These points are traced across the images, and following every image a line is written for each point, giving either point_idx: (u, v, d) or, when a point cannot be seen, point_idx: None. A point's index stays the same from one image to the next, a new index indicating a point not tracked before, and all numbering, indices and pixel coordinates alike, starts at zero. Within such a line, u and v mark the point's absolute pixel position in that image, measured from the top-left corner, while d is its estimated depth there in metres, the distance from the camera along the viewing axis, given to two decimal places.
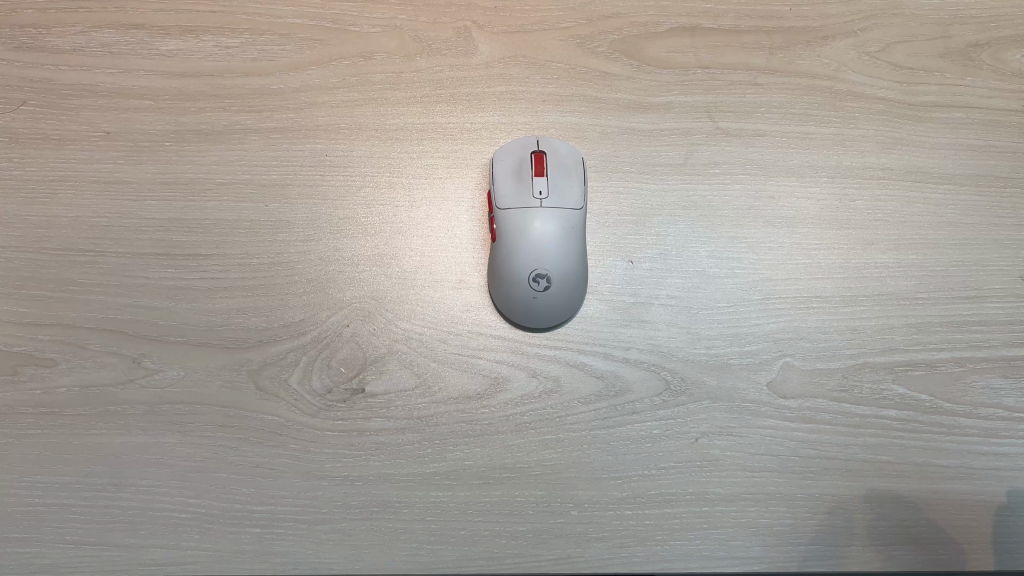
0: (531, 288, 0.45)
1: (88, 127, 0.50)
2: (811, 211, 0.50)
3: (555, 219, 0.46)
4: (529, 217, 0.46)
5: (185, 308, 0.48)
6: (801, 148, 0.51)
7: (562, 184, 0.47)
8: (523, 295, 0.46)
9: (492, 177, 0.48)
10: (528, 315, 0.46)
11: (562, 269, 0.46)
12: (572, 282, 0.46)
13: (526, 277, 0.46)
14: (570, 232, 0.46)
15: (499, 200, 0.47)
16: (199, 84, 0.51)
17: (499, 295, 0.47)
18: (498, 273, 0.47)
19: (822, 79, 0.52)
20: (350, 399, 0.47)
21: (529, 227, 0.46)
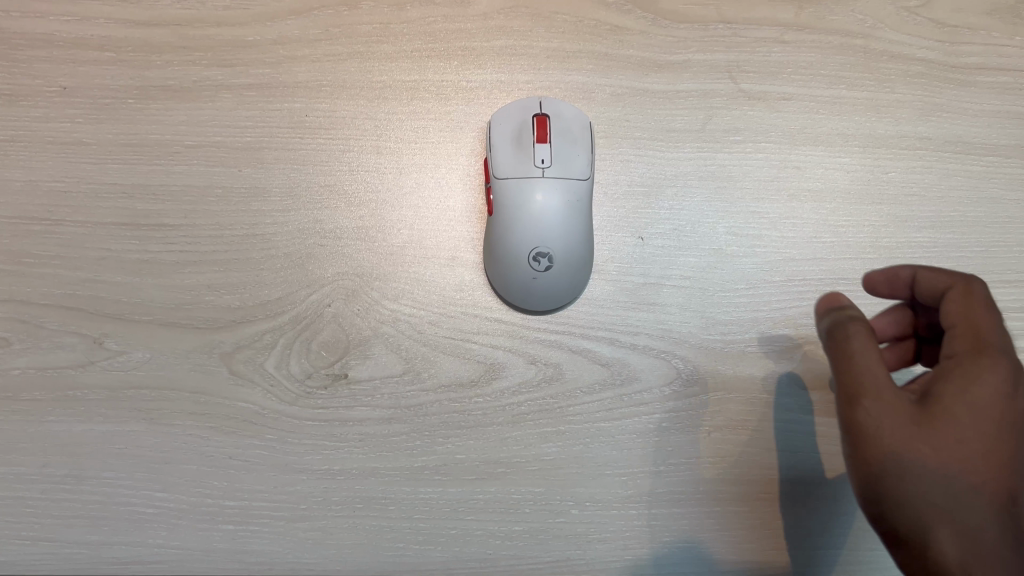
0: (531, 267, 0.41)
1: (42, 82, 0.45)
2: (840, 183, 0.46)
3: (558, 191, 0.42)
4: (530, 188, 0.41)
5: (151, 284, 0.44)
6: (830, 114, 0.47)
7: (566, 152, 0.42)
8: (521, 275, 0.41)
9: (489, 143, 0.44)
10: (527, 297, 0.42)
11: (566, 246, 0.41)
12: (577, 261, 0.42)
13: (525, 255, 0.41)
14: (574, 206, 0.42)
15: (496, 169, 0.42)
16: (165, 34, 0.46)
17: (495, 275, 0.43)
18: (494, 250, 0.42)
19: (855, 37, 0.47)
20: (332, 386, 0.43)
21: (529, 200, 0.41)
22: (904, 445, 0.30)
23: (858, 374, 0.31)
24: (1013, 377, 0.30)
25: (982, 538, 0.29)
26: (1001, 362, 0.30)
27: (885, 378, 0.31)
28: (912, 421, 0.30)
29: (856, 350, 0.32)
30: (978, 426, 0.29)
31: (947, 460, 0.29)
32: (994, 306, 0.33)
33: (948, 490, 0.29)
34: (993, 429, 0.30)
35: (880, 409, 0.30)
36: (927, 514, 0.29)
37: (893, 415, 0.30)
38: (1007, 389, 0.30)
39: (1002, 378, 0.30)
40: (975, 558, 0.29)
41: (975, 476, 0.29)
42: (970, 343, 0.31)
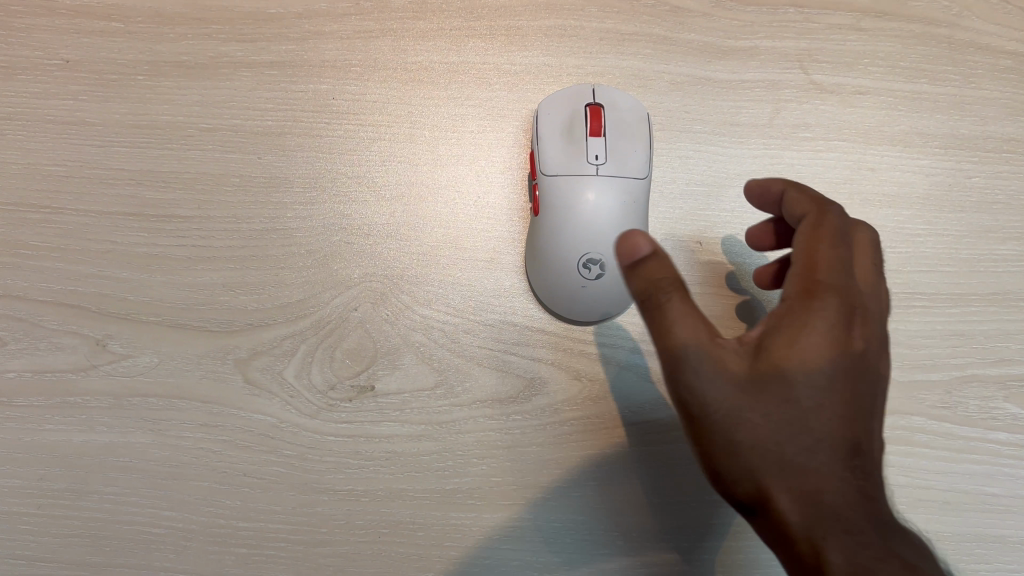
0: (580, 275, 0.37)
1: (44, 54, 0.41)
2: (918, 188, 0.42)
3: (613, 191, 0.37)
4: (582, 186, 0.37)
5: (161, 282, 0.40)
6: (909, 111, 0.42)
7: (622, 147, 0.38)
8: (570, 284, 0.37)
9: (535, 136, 0.40)
10: (576, 309, 0.38)
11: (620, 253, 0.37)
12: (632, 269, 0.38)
13: (574, 261, 0.37)
14: (630, 209, 0.38)
15: (544, 164, 0.38)
16: (180, 5, 0.42)
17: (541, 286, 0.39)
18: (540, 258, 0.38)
19: (937, 26, 0.43)
20: (357, 398, 0.39)
21: (581, 199, 0.37)
22: (730, 405, 0.26)
23: (674, 335, 0.26)
24: (847, 318, 0.27)
25: (826, 503, 0.25)
26: (833, 302, 0.27)
27: (703, 336, 0.26)
28: (738, 381, 0.26)
29: (669, 308, 0.27)
30: (808, 378, 0.26)
31: (778, 421, 0.25)
32: (835, 240, 0.29)
33: (783, 451, 0.25)
34: (829, 378, 0.26)
35: (702, 370, 0.26)
36: (764, 477, 0.25)
37: (720, 376, 0.26)
38: (841, 334, 0.26)
39: (834, 321, 0.26)
40: (819, 519, 0.25)
41: (809, 430, 0.25)
42: (802, 285, 0.27)
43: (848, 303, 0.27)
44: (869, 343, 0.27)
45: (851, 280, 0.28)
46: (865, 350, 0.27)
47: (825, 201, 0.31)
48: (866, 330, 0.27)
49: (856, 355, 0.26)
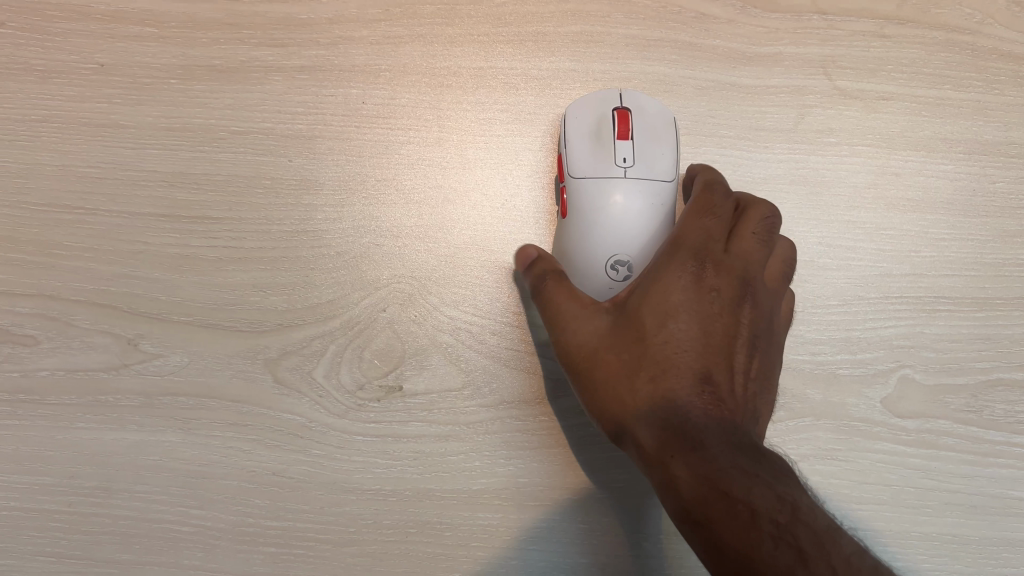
0: (608, 277, 0.36)
1: (78, 57, 0.41)
2: (943, 193, 0.42)
3: (639, 194, 0.38)
4: (610, 191, 0.37)
5: (192, 282, 0.40)
6: (934, 117, 0.43)
7: (652, 153, 0.38)
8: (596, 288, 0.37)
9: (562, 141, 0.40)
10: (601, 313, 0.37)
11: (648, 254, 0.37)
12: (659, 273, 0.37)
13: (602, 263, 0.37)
14: (655, 211, 0.38)
15: (571, 169, 0.39)
16: (210, 9, 0.42)
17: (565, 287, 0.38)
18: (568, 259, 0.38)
19: (962, 33, 0.43)
20: (385, 398, 0.39)
21: (610, 204, 0.37)
22: (590, 351, 0.31)
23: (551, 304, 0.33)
24: (697, 270, 0.32)
25: (671, 421, 0.29)
26: (682, 255, 0.32)
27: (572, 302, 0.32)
28: (595, 329, 0.31)
29: (546, 286, 0.34)
30: (656, 320, 0.31)
31: (627, 359, 0.30)
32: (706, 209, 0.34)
33: (630, 383, 0.30)
34: (674, 319, 0.31)
35: (567, 325, 0.32)
36: (619, 407, 0.30)
37: (579, 327, 0.32)
38: (688, 280, 0.31)
39: (680, 271, 0.32)
40: (665, 436, 0.29)
41: (655, 362, 0.30)
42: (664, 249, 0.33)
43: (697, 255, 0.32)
44: (721, 290, 0.32)
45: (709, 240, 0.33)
46: (716, 294, 0.31)
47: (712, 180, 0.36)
48: (719, 277, 0.32)
49: (706, 294, 0.31)
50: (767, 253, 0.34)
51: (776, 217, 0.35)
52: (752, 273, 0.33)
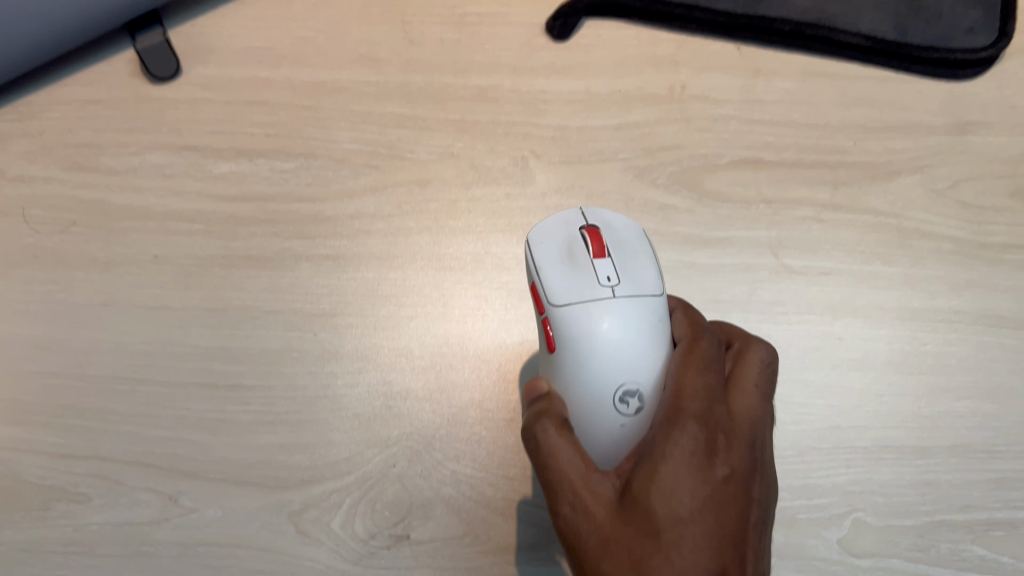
0: (618, 411, 0.36)
1: (137, 251, 0.49)
2: (880, 353, 0.48)
3: (631, 322, 0.38)
4: (603, 323, 0.37)
5: (227, 443, 0.46)
6: (868, 288, 0.50)
7: (631, 265, 0.39)
8: (604, 417, 0.36)
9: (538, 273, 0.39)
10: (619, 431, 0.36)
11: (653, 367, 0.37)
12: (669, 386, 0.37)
13: (609, 399, 0.37)
14: (650, 335, 0.38)
15: (559, 304, 0.38)
16: (250, 208, 0.50)
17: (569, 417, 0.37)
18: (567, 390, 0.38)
19: (887, 217, 0.51)
20: (394, 546, 0.44)
21: (606, 336, 0.37)
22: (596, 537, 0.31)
23: (552, 461, 0.33)
24: (703, 454, 0.32)
25: None
26: (692, 434, 0.33)
27: (572, 475, 0.33)
28: (603, 503, 0.32)
29: (545, 440, 0.34)
30: (666, 508, 0.31)
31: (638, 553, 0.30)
32: (704, 367, 0.36)
33: None
34: (683, 508, 0.31)
35: (571, 496, 0.32)
36: None
37: (585, 499, 0.32)
38: (701, 460, 0.32)
39: (688, 456, 0.32)
40: None
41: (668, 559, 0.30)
42: (665, 422, 0.34)
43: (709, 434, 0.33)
44: (723, 477, 0.32)
45: (715, 412, 0.34)
46: (721, 479, 0.32)
47: (695, 336, 0.38)
48: (729, 457, 0.33)
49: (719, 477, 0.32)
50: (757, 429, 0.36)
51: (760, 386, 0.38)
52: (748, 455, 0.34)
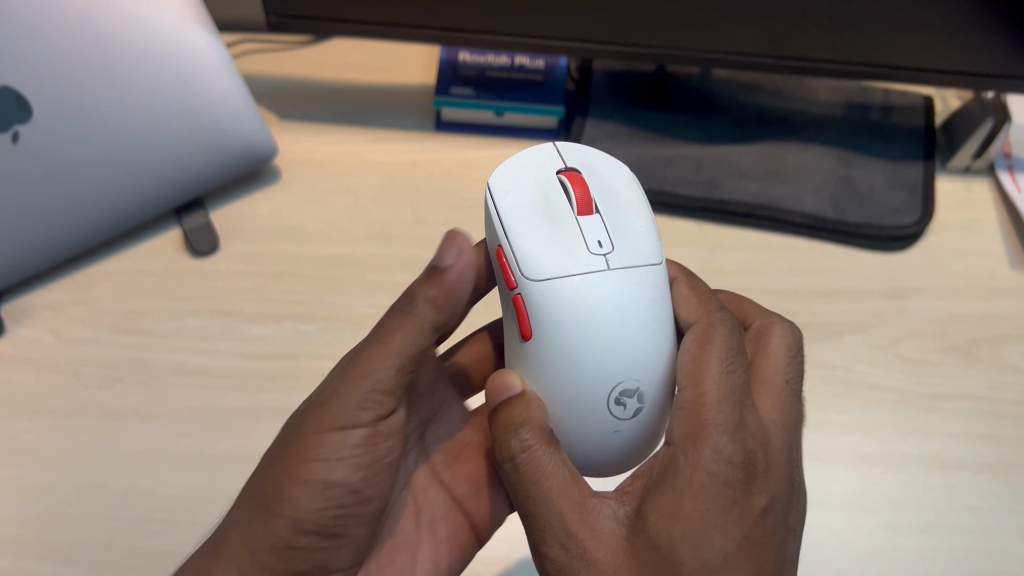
0: (610, 410, 0.40)
1: (173, 403, 0.54)
2: (840, 492, 0.52)
3: (627, 314, 0.40)
4: (597, 316, 0.40)
5: None
6: (825, 435, 0.54)
7: (617, 235, 0.42)
8: (597, 413, 0.40)
9: (523, 255, 0.40)
10: (604, 421, 0.41)
11: (644, 344, 0.40)
12: (656, 363, 0.41)
13: (604, 398, 0.40)
14: (646, 325, 0.41)
15: (552, 291, 0.40)
16: (275, 364, 0.55)
17: (553, 397, 0.40)
18: (549, 359, 0.40)
19: (838, 370, 0.57)
20: None
21: (602, 331, 0.40)
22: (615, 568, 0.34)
23: (543, 485, 0.36)
24: (735, 484, 0.35)
25: None
26: (727, 461, 0.36)
27: (561, 508, 0.35)
28: (607, 533, 0.35)
29: (528, 462, 0.36)
30: (697, 540, 0.34)
31: None
32: (724, 368, 0.39)
33: None
34: (717, 541, 0.34)
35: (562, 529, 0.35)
36: None
37: (589, 529, 0.35)
38: (728, 491, 0.35)
39: (719, 486, 0.35)
40: None
41: None
42: (691, 439, 0.36)
43: (738, 462, 0.36)
44: (751, 507, 0.36)
45: (745, 434, 0.37)
46: (751, 508, 0.36)
47: (712, 321, 0.41)
48: (758, 485, 0.36)
49: (746, 506, 0.35)
50: (781, 443, 0.39)
51: (780, 398, 0.42)
52: (777, 475, 0.37)
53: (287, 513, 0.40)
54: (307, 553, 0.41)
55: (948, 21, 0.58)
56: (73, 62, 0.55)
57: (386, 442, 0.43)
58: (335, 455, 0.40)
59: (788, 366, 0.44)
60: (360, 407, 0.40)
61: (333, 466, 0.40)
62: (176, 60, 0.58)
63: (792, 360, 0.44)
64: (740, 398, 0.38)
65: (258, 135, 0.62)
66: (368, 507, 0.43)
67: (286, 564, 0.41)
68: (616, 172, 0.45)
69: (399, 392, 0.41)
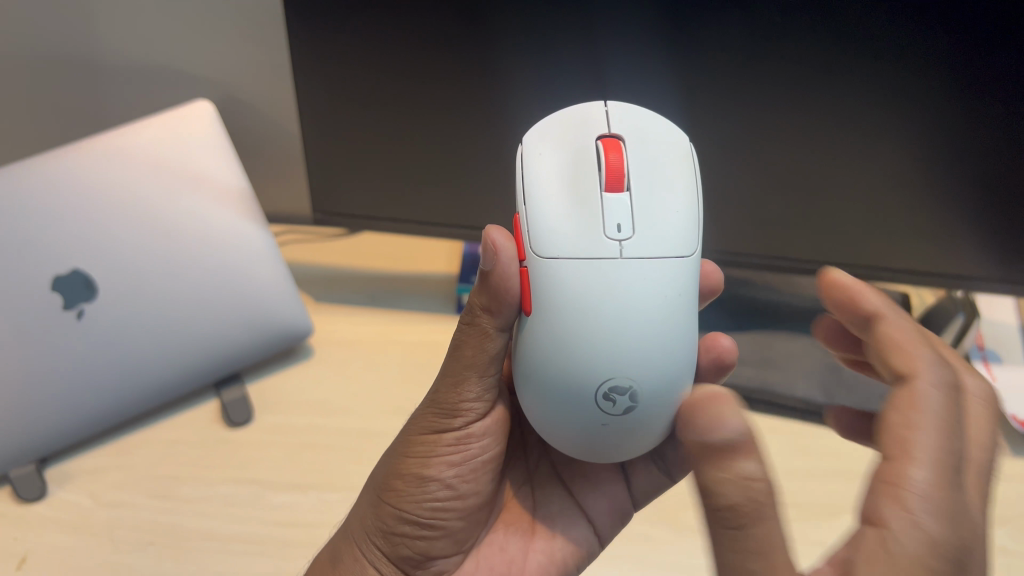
0: (600, 405, 0.40)
1: (197, 566, 0.54)
2: None
3: (623, 302, 0.40)
4: (588, 301, 0.40)
5: None
6: None
7: (641, 214, 0.41)
8: (582, 404, 0.40)
9: (531, 229, 0.42)
10: (591, 413, 0.41)
11: (645, 342, 0.40)
12: (658, 357, 0.40)
13: (595, 395, 0.40)
14: (648, 318, 0.40)
15: (549, 268, 0.41)
16: (296, 532, 0.56)
17: (545, 379, 0.41)
18: (543, 343, 0.41)
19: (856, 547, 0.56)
20: None
21: (592, 316, 0.40)
22: None
23: (763, 535, 0.32)
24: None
25: None
26: (948, 550, 0.30)
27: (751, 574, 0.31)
28: None
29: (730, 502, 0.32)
30: None
31: None
32: (946, 430, 0.33)
33: None
34: None
35: None
36: None
37: None
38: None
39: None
40: None
41: None
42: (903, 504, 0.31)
43: (953, 554, 0.30)
44: None
45: (960, 519, 0.31)
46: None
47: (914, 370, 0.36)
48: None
49: None
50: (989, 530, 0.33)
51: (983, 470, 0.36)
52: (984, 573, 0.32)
53: (392, 501, 0.48)
54: (408, 539, 0.49)
55: (923, 234, 0.63)
56: (122, 240, 0.62)
57: (476, 444, 0.48)
58: (430, 454, 0.47)
59: (984, 444, 0.38)
60: (453, 409, 0.46)
61: (429, 463, 0.47)
62: (218, 247, 0.65)
63: (989, 417, 0.39)
64: (958, 472, 0.32)
65: (297, 318, 0.68)
66: (466, 503, 0.50)
67: (392, 544, 0.49)
68: (667, 136, 0.44)
69: (490, 392, 0.47)
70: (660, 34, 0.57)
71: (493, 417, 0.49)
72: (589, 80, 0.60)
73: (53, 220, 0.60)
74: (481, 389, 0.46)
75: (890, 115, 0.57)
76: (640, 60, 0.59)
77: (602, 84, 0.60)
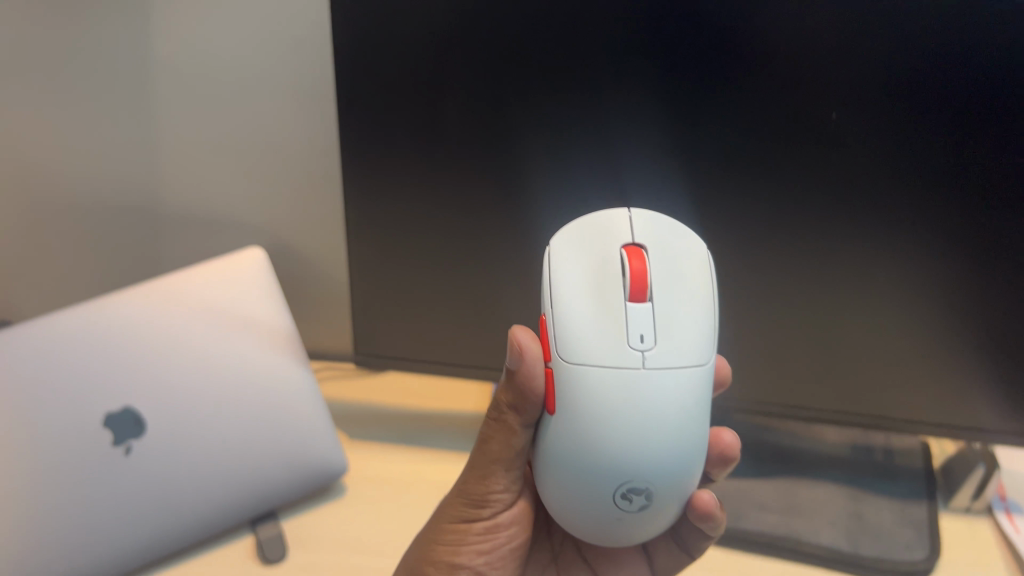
0: (618, 503, 0.42)
1: None
2: None
3: (644, 413, 0.41)
4: (611, 412, 0.41)
5: None
6: None
7: (662, 324, 0.43)
8: (601, 501, 0.42)
9: (557, 330, 0.43)
10: (608, 512, 0.43)
11: (665, 448, 0.42)
12: (675, 464, 0.42)
13: (613, 494, 0.42)
14: (667, 428, 0.42)
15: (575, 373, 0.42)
16: None
17: (568, 474, 0.43)
18: (566, 443, 0.43)
19: None
20: None
21: (615, 427, 0.41)
22: None
23: None
24: None
25: None
26: None
27: None
28: None
29: None
30: None
31: None
32: None
33: None
34: None
35: None
36: None
37: None
38: None
39: None
40: None
41: None
42: None
43: None
44: None
45: None
46: None
47: None
48: None
49: None
50: None
51: None
52: None
53: None
54: None
55: (939, 378, 0.65)
56: (174, 379, 0.65)
57: (504, 532, 0.52)
58: (461, 543, 0.51)
59: None
60: (482, 499, 0.50)
61: (460, 552, 0.51)
62: (253, 376, 0.68)
63: None
64: None
65: (333, 453, 0.70)
66: None
67: None
68: (688, 244, 0.46)
69: (516, 484, 0.50)
70: (687, 141, 0.58)
71: (517, 506, 0.52)
72: (610, 184, 0.61)
73: (99, 352, 0.64)
74: (509, 482, 0.50)
75: (907, 244, 0.58)
76: (663, 171, 0.60)
77: (617, 178, 0.61)
